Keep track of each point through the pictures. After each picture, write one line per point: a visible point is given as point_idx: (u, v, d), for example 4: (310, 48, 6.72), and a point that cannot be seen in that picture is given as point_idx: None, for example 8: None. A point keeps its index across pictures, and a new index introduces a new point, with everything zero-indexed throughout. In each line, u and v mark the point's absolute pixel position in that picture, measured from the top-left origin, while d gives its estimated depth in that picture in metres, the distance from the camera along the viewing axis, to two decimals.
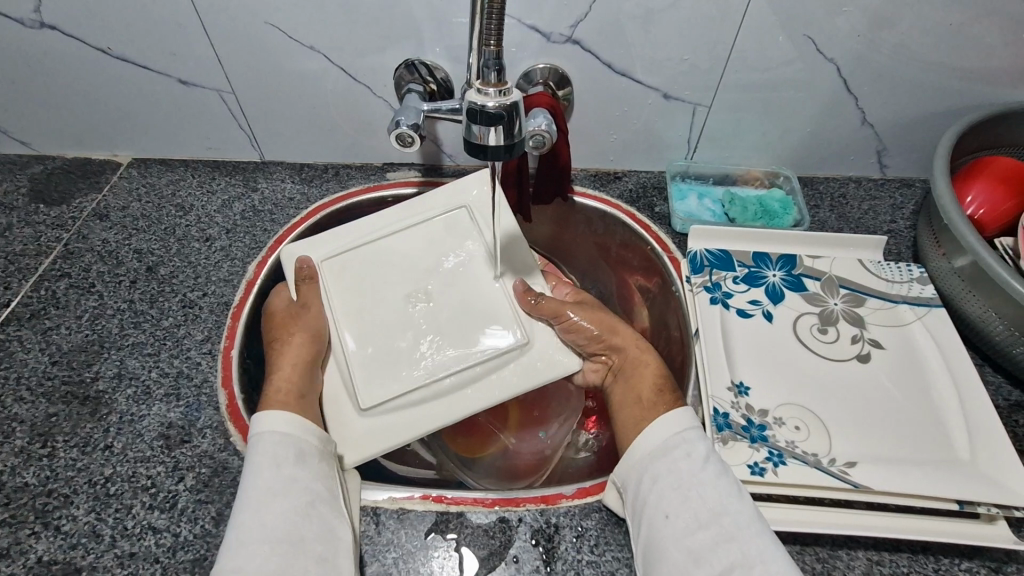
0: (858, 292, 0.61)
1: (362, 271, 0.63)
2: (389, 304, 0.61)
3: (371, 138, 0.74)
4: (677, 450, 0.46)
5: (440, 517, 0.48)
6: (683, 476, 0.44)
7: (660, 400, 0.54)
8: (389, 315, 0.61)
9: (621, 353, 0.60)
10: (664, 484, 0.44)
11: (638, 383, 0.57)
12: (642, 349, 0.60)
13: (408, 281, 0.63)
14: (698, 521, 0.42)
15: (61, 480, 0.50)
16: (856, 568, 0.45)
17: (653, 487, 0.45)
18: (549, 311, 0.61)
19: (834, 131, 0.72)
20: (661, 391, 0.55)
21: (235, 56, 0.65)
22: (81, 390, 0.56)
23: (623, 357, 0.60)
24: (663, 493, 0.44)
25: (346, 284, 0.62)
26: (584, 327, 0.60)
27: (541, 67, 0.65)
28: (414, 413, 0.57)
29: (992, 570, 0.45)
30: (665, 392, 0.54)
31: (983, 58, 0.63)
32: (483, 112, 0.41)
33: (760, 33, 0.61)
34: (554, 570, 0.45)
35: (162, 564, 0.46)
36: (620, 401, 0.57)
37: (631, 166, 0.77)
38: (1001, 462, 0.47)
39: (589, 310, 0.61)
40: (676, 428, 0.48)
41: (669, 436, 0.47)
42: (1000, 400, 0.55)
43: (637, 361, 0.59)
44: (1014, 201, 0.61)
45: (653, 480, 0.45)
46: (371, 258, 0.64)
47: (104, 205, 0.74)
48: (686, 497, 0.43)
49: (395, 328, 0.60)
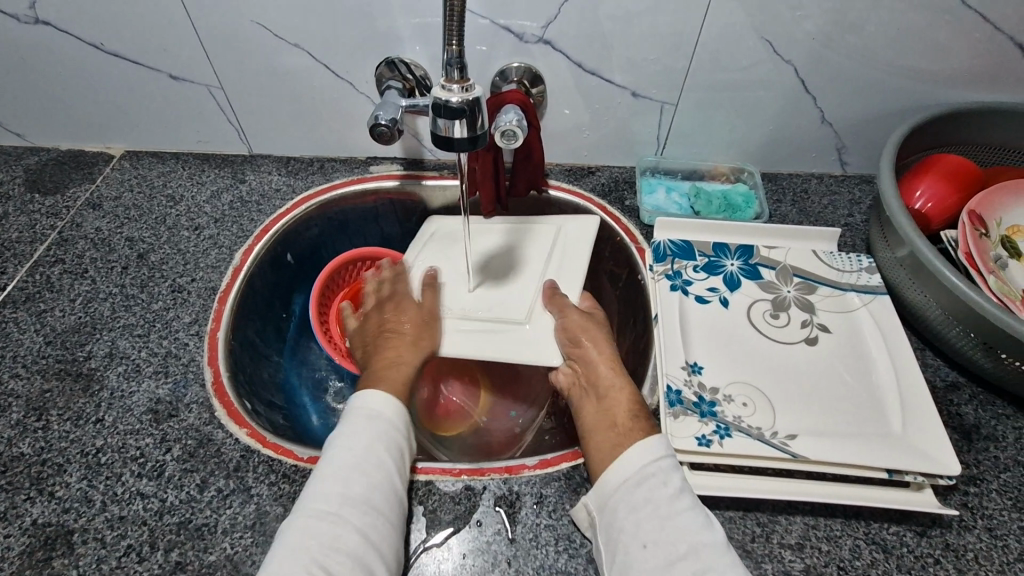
0: (810, 280, 0.65)
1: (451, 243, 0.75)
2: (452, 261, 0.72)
3: (355, 133, 0.78)
4: (654, 478, 0.45)
5: (411, 485, 0.52)
6: (657, 504, 0.44)
7: (635, 425, 0.50)
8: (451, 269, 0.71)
9: (592, 366, 0.56)
10: (640, 514, 0.44)
11: (611, 405, 0.53)
12: (616, 371, 0.56)
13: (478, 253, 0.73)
14: (675, 554, 0.41)
15: (55, 450, 0.53)
16: (794, 531, 0.49)
17: (630, 517, 0.44)
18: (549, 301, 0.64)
19: (795, 129, 0.75)
20: (637, 416, 0.51)
21: (225, 52, 0.68)
22: (74, 367, 0.59)
23: (595, 371, 0.56)
24: (639, 522, 0.43)
25: (435, 251, 0.74)
26: (575, 330, 0.60)
27: (515, 66, 0.68)
28: None
29: (918, 534, 0.49)
30: (640, 415, 0.51)
31: (930, 61, 0.67)
32: (447, 106, 0.44)
33: (720, 36, 0.65)
34: (515, 533, 0.49)
35: (150, 526, 0.49)
36: (591, 419, 0.53)
37: (605, 162, 0.81)
38: (930, 437, 0.51)
39: (585, 317, 0.61)
40: (654, 455, 0.46)
41: (647, 463, 0.46)
42: (938, 381, 0.59)
43: (614, 374, 0.56)
44: (957, 196, 0.65)
45: (628, 508, 0.44)
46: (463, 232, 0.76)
47: (97, 195, 0.77)
48: (662, 527, 0.43)
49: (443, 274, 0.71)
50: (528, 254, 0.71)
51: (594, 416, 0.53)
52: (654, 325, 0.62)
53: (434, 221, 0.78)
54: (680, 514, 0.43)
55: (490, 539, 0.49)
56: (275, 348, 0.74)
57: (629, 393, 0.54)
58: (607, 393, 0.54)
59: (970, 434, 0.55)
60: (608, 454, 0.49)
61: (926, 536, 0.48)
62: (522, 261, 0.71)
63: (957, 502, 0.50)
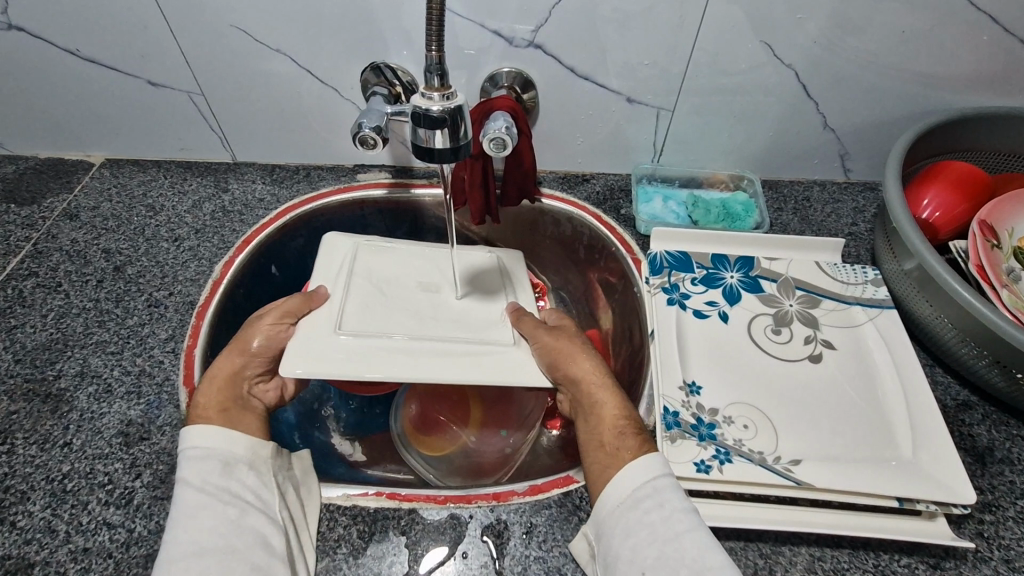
0: (813, 293, 0.62)
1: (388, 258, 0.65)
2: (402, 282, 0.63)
3: (342, 140, 0.75)
4: (648, 500, 0.43)
5: (393, 512, 0.49)
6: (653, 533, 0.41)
7: (623, 444, 0.48)
8: (389, 288, 0.62)
9: (576, 386, 0.53)
10: (636, 538, 0.41)
11: (597, 425, 0.51)
12: (601, 385, 0.53)
13: (422, 275, 0.64)
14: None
15: (19, 476, 0.51)
16: (798, 563, 0.46)
17: (625, 543, 0.42)
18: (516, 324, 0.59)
19: (796, 135, 0.73)
20: (621, 433, 0.49)
21: (205, 59, 0.66)
22: (43, 387, 0.57)
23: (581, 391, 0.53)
24: (637, 547, 0.41)
25: (384, 264, 0.64)
26: (557, 351, 0.55)
27: (506, 71, 0.66)
28: (379, 359, 0.53)
29: (930, 566, 0.46)
30: (626, 432, 0.48)
31: (938, 64, 0.64)
32: (426, 116, 0.42)
33: (719, 38, 0.62)
34: (502, 566, 0.46)
35: (115, 559, 0.46)
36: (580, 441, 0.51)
37: (599, 169, 0.78)
38: (943, 463, 0.48)
39: (562, 334, 0.57)
40: (647, 475, 0.44)
41: (639, 486, 0.44)
42: (949, 400, 0.56)
43: (601, 388, 0.53)
44: (966, 204, 0.62)
45: (624, 532, 0.42)
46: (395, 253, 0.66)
47: (75, 205, 0.74)
48: (662, 551, 0.40)
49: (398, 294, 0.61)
50: (477, 276, 0.65)
51: (588, 435, 0.51)
52: (651, 341, 0.59)
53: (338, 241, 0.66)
54: (679, 536, 0.41)
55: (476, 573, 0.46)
56: None
57: (617, 411, 0.51)
58: (595, 405, 0.52)
59: (983, 458, 0.52)
60: (602, 472, 0.47)
61: (939, 569, 0.46)
62: (480, 286, 0.64)
63: (972, 531, 0.48)
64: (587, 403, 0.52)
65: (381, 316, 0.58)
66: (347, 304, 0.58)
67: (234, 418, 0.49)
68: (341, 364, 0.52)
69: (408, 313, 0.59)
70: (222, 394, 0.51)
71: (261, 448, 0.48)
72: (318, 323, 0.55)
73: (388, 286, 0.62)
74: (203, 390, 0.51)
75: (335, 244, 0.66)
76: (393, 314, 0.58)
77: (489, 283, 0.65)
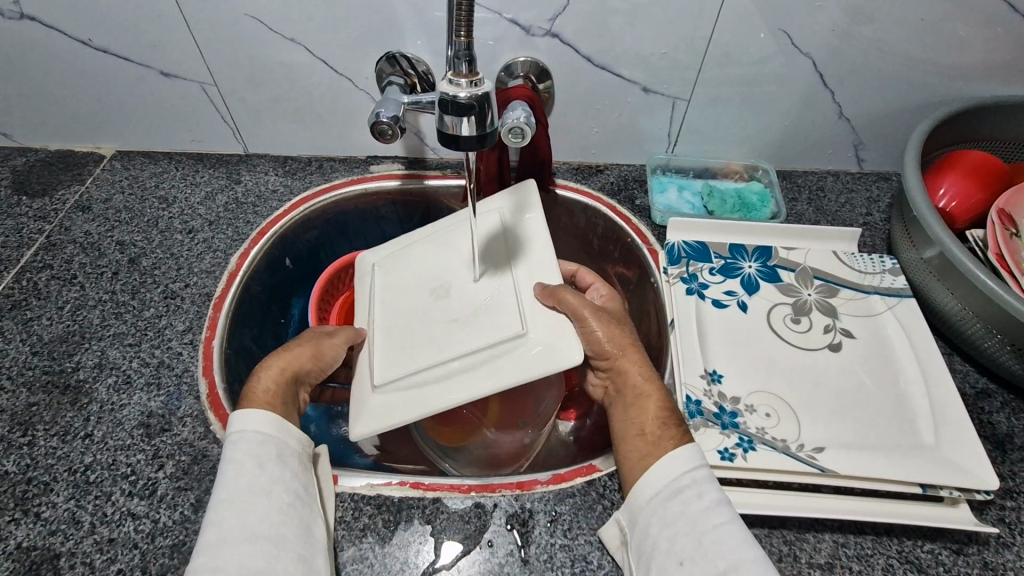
0: (831, 283, 0.62)
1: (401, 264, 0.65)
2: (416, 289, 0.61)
3: (355, 131, 0.75)
4: (688, 491, 0.43)
5: (418, 501, 0.49)
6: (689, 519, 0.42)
7: (663, 434, 0.48)
8: (412, 293, 0.61)
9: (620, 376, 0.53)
10: (676, 529, 0.42)
11: (640, 415, 0.50)
12: (647, 376, 0.52)
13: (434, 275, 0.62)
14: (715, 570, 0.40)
15: (41, 467, 0.50)
16: (823, 550, 0.46)
17: (663, 532, 0.42)
18: (549, 300, 0.54)
19: (811, 126, 0.73)
20: (665, 424, 0.48)
21: (217, 49, 0.65)
22: (62, 379, 0.56)
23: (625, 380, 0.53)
24: (675, 538, 0.41)
25: (399, 275, 0.63)
26: (599, 340, 0.53)
27: (521, 61, 0.65)
28: (427, 393, 0.53)
29: (954, 552, 0.46)
30: (670, 423, 0.48)
31: (956, 53, 0.64)
32: (455, 102, 0.42)
33: (737, 27, 0.62)
34: (529, 554, 0.46)
35: (141, 549, 0.46)
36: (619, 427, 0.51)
37: (613, 160, 0.78)
38: (965, 451, 0.48)
39: (603, 319, 0.54)
40: (679, 468, 0.44)
41: (677, 477, 0.44)
42: (968, 388, 0.56)
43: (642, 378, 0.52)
44: (983, 193, 0.62)
45: (662, 522, 0.42)
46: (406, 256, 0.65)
47: (87, 197, 0.74)
48: (699, 543, 0.40)
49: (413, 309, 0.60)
50: (491, 247, 0.61)
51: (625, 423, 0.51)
52: (670, 331, 0.59)
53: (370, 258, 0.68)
54: (717, 528, 0.41)
55: (502, 561, 0.46)
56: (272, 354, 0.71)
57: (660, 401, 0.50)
58: (635, 396, 0.52)
59: (1003, 444, 0.52)
60: (641, 460, 0.47)
61: (962, 554, 0.46)
62: (492, 260, 0.60)
63: (994, 517, 0.48)
64: (632, 395, 0.52)
65: (399, 337, 0.58)
66: (377, 334, 0.59)
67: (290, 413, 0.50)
68: (393, 413, 0.53)
69: (428, 321, 0.58)
70: (284, 386, 0.51)
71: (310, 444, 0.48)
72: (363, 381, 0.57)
73: (412, 292, 0.61)
74: (265, 376, 0.51)
75: (367, 265, 0.67)
76: (415, 326, 0.58)
77: (501, 250, 0.60)
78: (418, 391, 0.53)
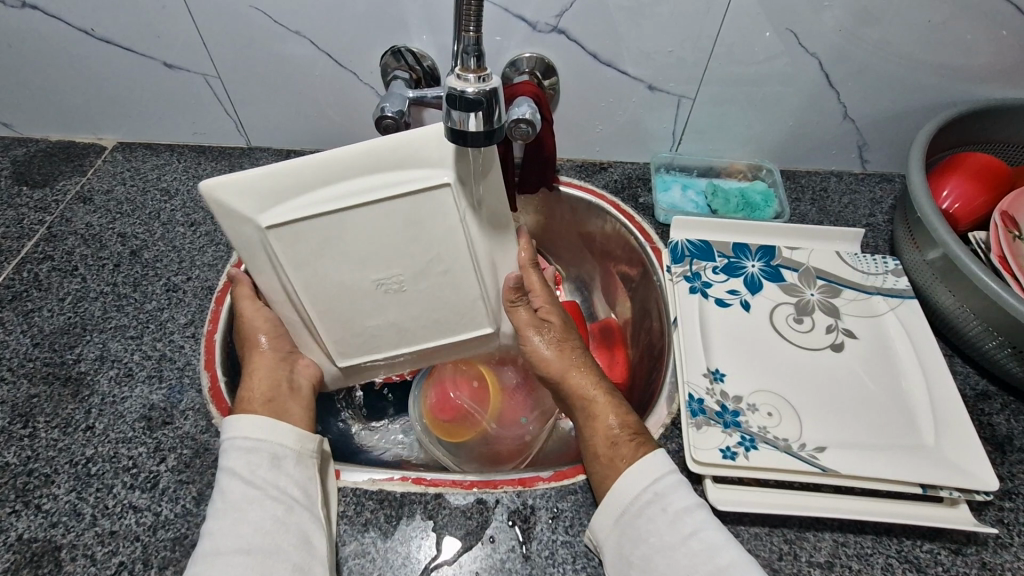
0: (834, 283, 0.62)
1: (319, 236, 0.50)
2: (352, 270, 0.53)
3: (358, 125, 0.75)
4: (652, 507, 0.44)
5: (419, 497, 0.49)
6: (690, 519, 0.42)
7: (616, 454, 0.48)
8: (354, 267, 0.53)
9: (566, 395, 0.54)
10: (648, 546, 0.42)
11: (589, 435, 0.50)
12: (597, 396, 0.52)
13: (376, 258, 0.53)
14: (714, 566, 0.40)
15: (42, 459, 0.50)
16: (823, 549, 0.46)
17: (636, 551, 0.43)
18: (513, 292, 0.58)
19: (816, 126, 0.73)
20: (615, 443, 0.48)
21: (221, 41, 0.65)
22: (62, 371, 0.56)
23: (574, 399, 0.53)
24: (649, 557, 0.42)
25: (321, 250, 0.51)
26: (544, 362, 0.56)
27: (527, 56, 0.65)
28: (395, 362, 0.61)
29: (952, 552, 0.46)
30: (619, 442, 0.48)
31: (962, 55, 0.64)
32: (463, 98, 0.42)
33: (744, 26, 0.62)
34: (530, 551, 0.47)
35: (143, 542, 0.46)
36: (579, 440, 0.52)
37: (617, 158, 0.78)
38: (965, 453, 0.49)
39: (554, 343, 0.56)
40: (648, 479, 0.45)
41: (637, 494, 0.45)
42: (969, 390, 0.57)
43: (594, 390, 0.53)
44: (986, 196, 0.62)
45: (632, 542, 0.43)
46: (323, 233, 0.50)
47: (88, 188, 0.73)
48: (673, 559, 0.41)
49: (356, 293, 0.54)
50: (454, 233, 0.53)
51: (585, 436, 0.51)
52: (673, 330, 0.59)
53: (245, 207, 0.48)
54: (688, 538, 0.42)
55: (504, 557, 0.46)
56: None
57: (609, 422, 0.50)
58: (590, 413, 0.51)
59: (1003, 446, 0.53)
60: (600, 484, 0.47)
61: (961, 554, 0.46)
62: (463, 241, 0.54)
63: (993, 518, 0.48)
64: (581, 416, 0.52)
65: (348, 301, 0.54)
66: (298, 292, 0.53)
67: (278, 410, 0.50)
68: (365, 372, 0.61)
69: (386, 313, 0.56)
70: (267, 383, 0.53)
71: (308, 441, 0.48)
72: (301, 333, 0.57)
73: (359, 266, 0.53)
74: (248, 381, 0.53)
75: (236, 211, 0.48)
76: (365, 303, 0.55)
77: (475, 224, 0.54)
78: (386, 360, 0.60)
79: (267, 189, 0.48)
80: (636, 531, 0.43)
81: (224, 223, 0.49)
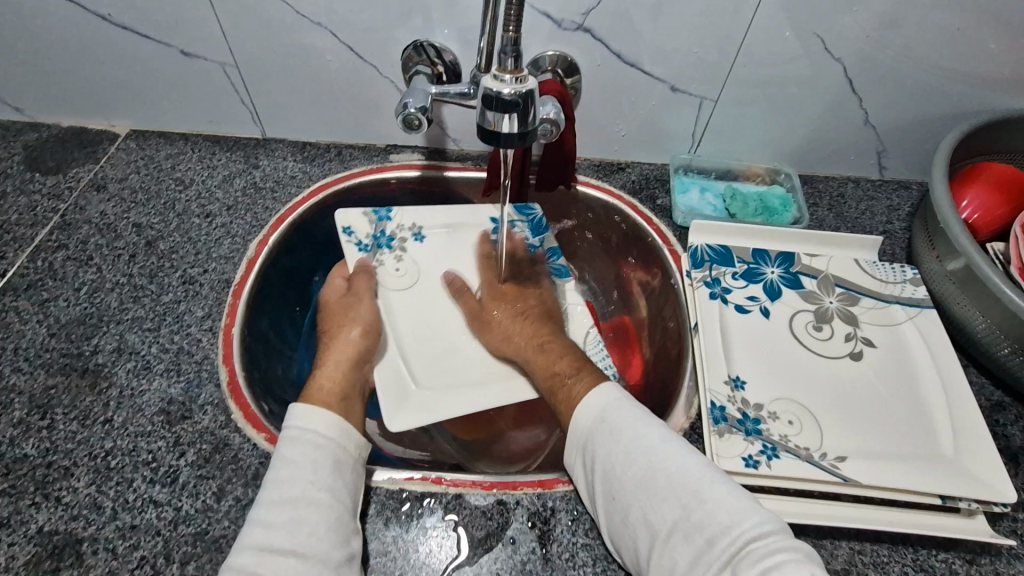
0: (853, 291, 0.63)
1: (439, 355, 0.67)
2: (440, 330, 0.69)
3: (376, 118, 0.74)
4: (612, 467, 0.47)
5: (439, 497, 0.49)
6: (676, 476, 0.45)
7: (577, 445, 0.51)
8: (440, 333, 0.69)
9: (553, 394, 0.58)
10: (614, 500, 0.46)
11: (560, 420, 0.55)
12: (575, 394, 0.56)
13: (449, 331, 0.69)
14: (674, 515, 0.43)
15: (61, 452, 0.50)
16: (840, 556, 0.47)
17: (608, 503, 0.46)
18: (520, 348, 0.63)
19: (836, 131, 0.72)
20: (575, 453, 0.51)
21: (240, 28, 0.64)
22: (80, 362, 0.56)
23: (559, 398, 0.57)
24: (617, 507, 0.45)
25: (440, 357, 0.67)
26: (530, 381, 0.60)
27: (550, 54, 0.64)
28: (423, 294, 0.71)
29: (967, 562, 0.47)
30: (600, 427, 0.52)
31: (985, 64, 0.64)
32: (499, 99, 0.42)
33: (770, 32, 0.62)
34: (550, 552, 0.47)
35: (164, 536, 0.46)
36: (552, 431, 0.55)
37: (635, 158, 0.77)
38: (985, 464, 0.49)
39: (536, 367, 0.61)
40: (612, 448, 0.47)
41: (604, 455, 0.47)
42: (984, 399, 0.57)
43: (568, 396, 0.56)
44: (1007, 207, 0.62)
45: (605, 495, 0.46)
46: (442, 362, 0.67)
47: (101, 175, 0.73)
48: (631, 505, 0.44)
49: (435, 319, 0.70)
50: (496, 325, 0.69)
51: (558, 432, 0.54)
52: (694, 335, 0.59)
53: (419, 414, 0.61)
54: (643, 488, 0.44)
55: (525, 559, 0.46)
56: (289, 344, 0.69)
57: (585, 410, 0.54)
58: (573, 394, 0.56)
59: (1017, 458, 0.53)
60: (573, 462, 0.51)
61: (975, 564, 0.47)
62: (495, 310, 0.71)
63: (1006, 529, 0.49)
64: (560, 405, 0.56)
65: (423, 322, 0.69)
66: (411, 314, 0.69)
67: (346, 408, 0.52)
68: (405, 282, 0.71)
69: (434, 304, 0.71)
70: (343, 380, 0.55)
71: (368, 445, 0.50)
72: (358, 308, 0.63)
73: (448, 330, 0.69)
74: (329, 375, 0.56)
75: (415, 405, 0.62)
76: (439, 311, 0.71)
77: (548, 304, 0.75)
78: (423, 297, 0.71)
79: (444, 409, 0.62)
80: (619, 480, 0.46)
81: (403, 410, 0.61)
